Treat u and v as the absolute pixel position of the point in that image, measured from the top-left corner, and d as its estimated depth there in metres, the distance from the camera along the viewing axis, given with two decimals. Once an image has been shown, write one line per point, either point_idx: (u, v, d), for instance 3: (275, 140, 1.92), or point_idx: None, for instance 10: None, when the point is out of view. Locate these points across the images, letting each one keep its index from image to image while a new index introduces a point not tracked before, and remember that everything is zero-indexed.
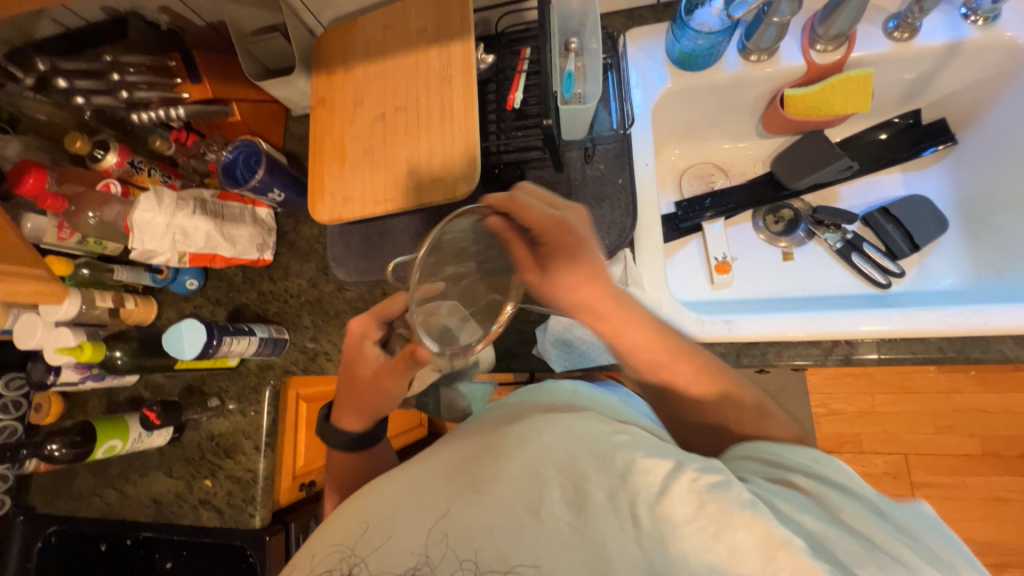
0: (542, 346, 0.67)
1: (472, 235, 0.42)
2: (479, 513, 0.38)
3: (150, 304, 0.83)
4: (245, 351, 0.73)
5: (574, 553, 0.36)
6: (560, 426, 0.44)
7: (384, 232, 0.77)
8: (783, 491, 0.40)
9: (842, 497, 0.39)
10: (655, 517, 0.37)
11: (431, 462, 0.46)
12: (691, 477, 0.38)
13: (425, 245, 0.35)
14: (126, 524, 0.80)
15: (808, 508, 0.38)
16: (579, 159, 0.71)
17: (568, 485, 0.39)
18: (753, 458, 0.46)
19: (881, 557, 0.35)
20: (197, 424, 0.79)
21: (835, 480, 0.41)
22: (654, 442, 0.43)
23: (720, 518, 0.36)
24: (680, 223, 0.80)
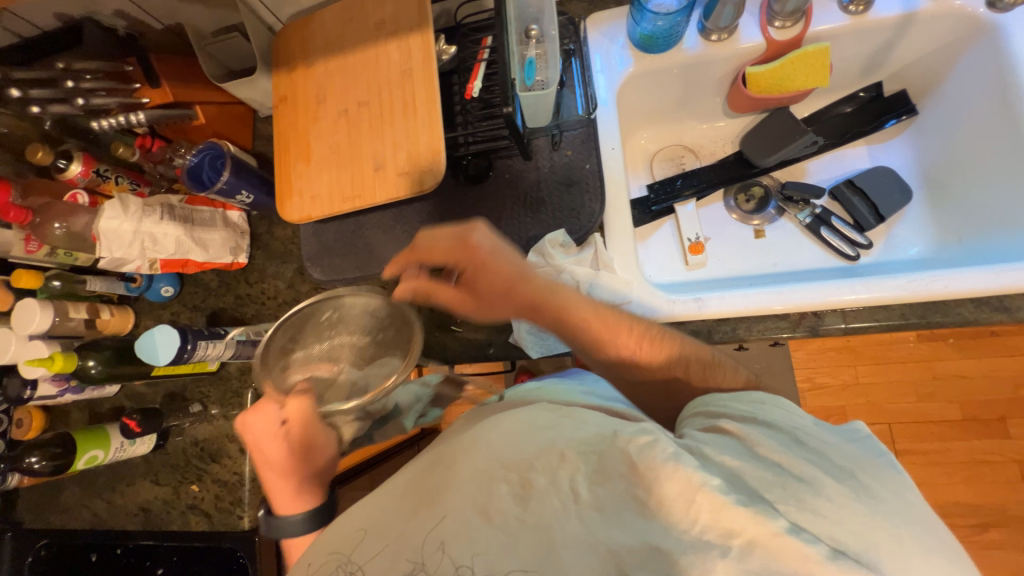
0: (517, 333, 0.67)
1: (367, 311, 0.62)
2: (436, 528, 0.39)
3: (126, 314, 0.83)
4: (223, 355, 0.73)
5: (524, 543, 0.38)
6: (505, 425, 0.46)
7: (357, 229, 0.77)
8: (711, 438, 0.45)
9: (764, 435, 0.45)
10: (593, 492, 0.40)
11: (388, 482, 0.47)
12: (622, 449, 0.41)
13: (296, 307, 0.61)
14: (115, 533, 0.80)
15: (729, 448, 0.44)
16: (546, 147, 0.72)
17: (514, 479, 0.41)
18: (699, 410, 0.52)
19: (788, 480, 0.40)
20: (181, 430, 0.79)
21: (759, 419, 0.47)
22: (594, 420, 0.46)
23: (647, 478, 0.39)
24: (652, 205, 0.80)
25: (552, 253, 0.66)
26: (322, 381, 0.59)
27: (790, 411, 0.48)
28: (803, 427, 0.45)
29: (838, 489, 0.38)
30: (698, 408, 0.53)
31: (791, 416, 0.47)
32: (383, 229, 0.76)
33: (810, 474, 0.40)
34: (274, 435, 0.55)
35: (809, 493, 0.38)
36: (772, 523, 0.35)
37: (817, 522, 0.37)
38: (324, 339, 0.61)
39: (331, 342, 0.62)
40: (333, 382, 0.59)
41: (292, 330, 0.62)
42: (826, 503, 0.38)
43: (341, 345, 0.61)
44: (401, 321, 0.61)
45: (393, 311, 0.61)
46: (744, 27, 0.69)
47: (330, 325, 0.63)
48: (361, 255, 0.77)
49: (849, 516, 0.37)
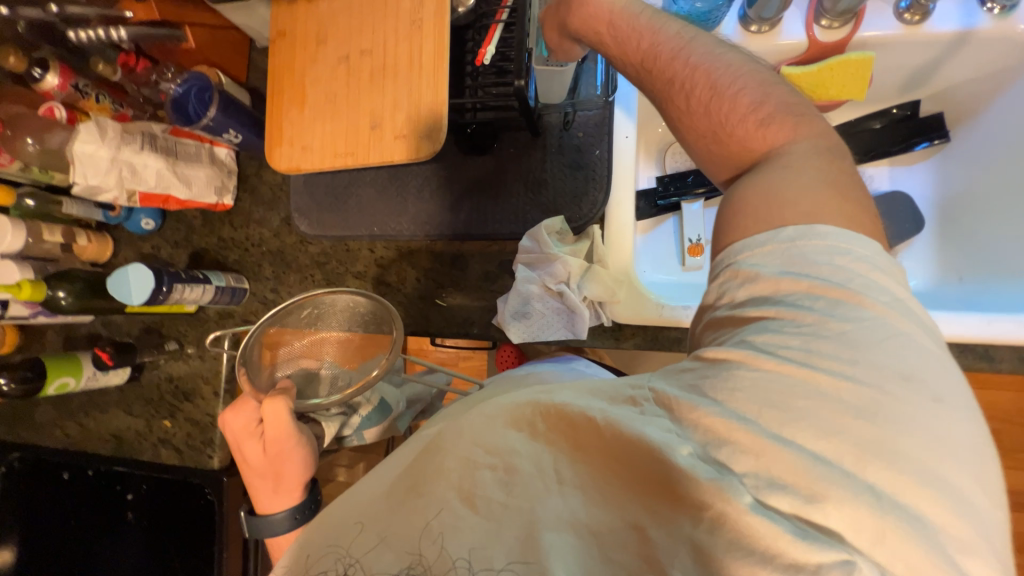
0: (501, 316, 0.67)
1: (353, 309, 0.63)
2: (419, 517, 0.37)
3: (105, 242, 0.81)
4: (200, 299, 0.72)
5: (508, 531, 0.35)
6: (486, 406, 0.42)
7: (349, 184, 0.75)
8: (682, 373, 0.38)
9: (767, 332, 0.36)
10: (576, 471, 0.37)
11: (375, 472, 0.45)
12: (591, 417, 0.37)
13: (276, 305, 0.59)
14: (86, 455, 0.82)
15: (694, 393, 0.36)
16: (558, 124, 0.69)
17: (498, 465, 0.37)
18: (708, 291, 0.43)
19: (763, 438, 0.32)
20: (155, 364, 0.80)
21: (775, 299, 0.37)
22: (573, 387, 0.42)
23: (625, 458, 0.35)
24: (658, 199, 0.78)
25: (547, 240, 0.65)
26: (304, 376, 0.61)
27: (830, 253, 0.37)
28: (822, 306, 0.36)
29: (824, 447, 0.32)
30: (709, 287, 0.43)
31: (809, 290, 0.36)
32: (377, 187, 0.74)
33: (791, 430, 0.32)
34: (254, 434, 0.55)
35: (791, 460, 0.31)
36: (738, 499, 0.31)
37: (806, 509, 0.30)
38: (309, 330, 0.63)
39: (321, 330, 0.63)
40: (314, 377, 0.61)
41: (283, 321, 0.62)
42: (806, 466, 0.31)
43: (332, 338, 0.63)
44: (383, 320, 0.61)
45: (378, 309, 0.61)
46: (789, 21, 0.64)
47: (311, 321, 0.63)
48: (350, 213, 0.74)
49: (834, 488, 0.30)
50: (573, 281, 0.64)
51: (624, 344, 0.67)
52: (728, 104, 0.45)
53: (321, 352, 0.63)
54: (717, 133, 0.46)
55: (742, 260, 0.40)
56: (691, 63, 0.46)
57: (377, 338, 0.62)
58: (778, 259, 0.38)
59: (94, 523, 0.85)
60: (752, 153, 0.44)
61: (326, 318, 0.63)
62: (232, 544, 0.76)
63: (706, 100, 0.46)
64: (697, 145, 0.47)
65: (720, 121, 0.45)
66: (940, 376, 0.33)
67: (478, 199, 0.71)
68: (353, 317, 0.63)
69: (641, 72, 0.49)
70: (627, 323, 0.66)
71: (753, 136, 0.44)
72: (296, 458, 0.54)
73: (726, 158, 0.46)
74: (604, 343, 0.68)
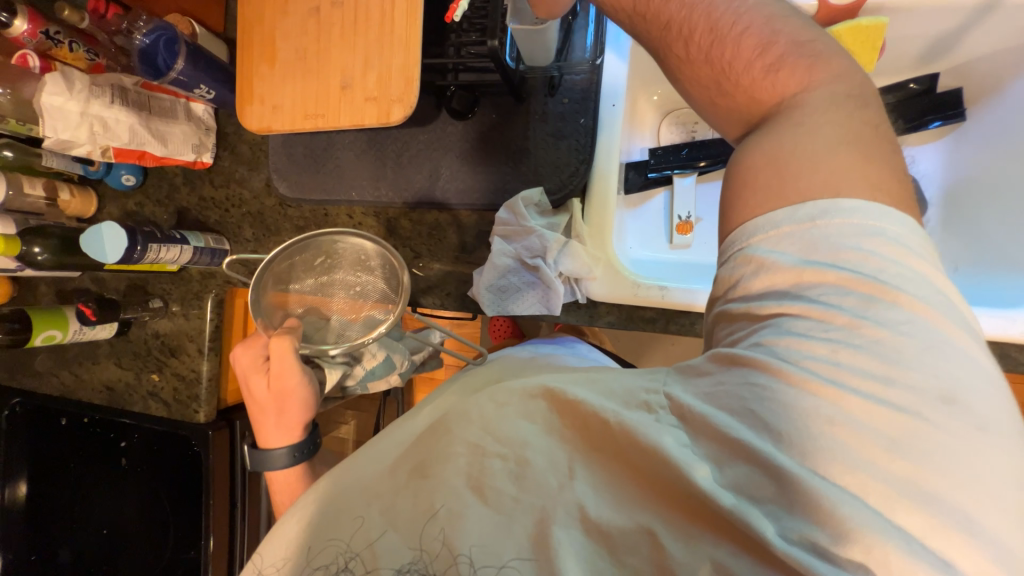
0: (476, 288, 0.66)
1: (369, 256, 0.59)
2: (425, 498, 0.35)
3: (89, 198, 0.81)
4: (178, 259, 0.72)
5: (518, 526, 0.32)
6: (498, 391, 0.41)
7: (328, 147, 0.73)
8: (694, 381, 0.34)
9: (778, 336, 0.31)
10: (590, 473, 0.33)
11: (378, 446, 0.43)
12: (604, 420, 0.34)
13: (284, 244, 0.55)
14: (81, 403, 0.85)
15: (714, 408, 0.32)
16: (542, 90, 0.66)
17: (509, 457, 0.35)
18: (721, 274, 0.38)
19: (790, 472, 0.28)
20: (142, 322, 0.82)
21: (786, 291, 0.33)
22: (586, 379, 0.39)
23: (642, 461, 0.32)
24: (649, 171, 0.75)
25: (523, 212, 0.63)
26: (313, 325, 0.61)
27: (862, 246, 0.32)
28: (852, 305, 0.31)
29: (852, 483, 0.27)
30: (720, 268, 0.38)
31: (836, 282, 0.31)
32: (356, 151, 0.72)
33: (827, 463, 0.28)
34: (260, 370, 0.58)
35: (819, 498, 0.27)
36: (760, 532, 0.28)
37: (832, 550, 0.27)
38: (321, 276, 0.61)
39: (330, 272, 0.60)
40: (323, 326, 0.60)
41: (294, 259, 0.58)
42: (840, 506, 0.27)
43: (342, 283, 0.61)
44: (390, 275, 0.58)
45: (389, 264, 0.58)
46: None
47: (324, 268, 0.60)
48: (329, 177, 0.73)
49: (866, 531, 0.26)
50: (551, 256, 0.62)
51: (597, 322, 0.67)
52: (730, 47, 0.38)
53: (328, 307, 0.61)
54: (722, 86, 0.39)
55: (752, 241, 0.35)
56: (702, 10, 0.39)
57: (389, 295, 0.59)
58: (795, 245, 0.33)
59: (84, 473, 0.87)
60: (761, 105, 0.38)
61: (346, 263, 0.60)
62: (217, 497, 0.79)
63: (706, 49, 0.39)
64: (697, 98, 0.41)
65: (726, 73, 0.39)
66: (996, 407, 0.28)
67: (458, 165, 0.69)
68: (361, 260, 0.59)
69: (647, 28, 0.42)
70: (602, 301, 0.65)
71: (760, 84, 0.38)
72: (299, 395, 0.56)
73: (732, 113, 0.40)
74: (578, 320, 0.67)
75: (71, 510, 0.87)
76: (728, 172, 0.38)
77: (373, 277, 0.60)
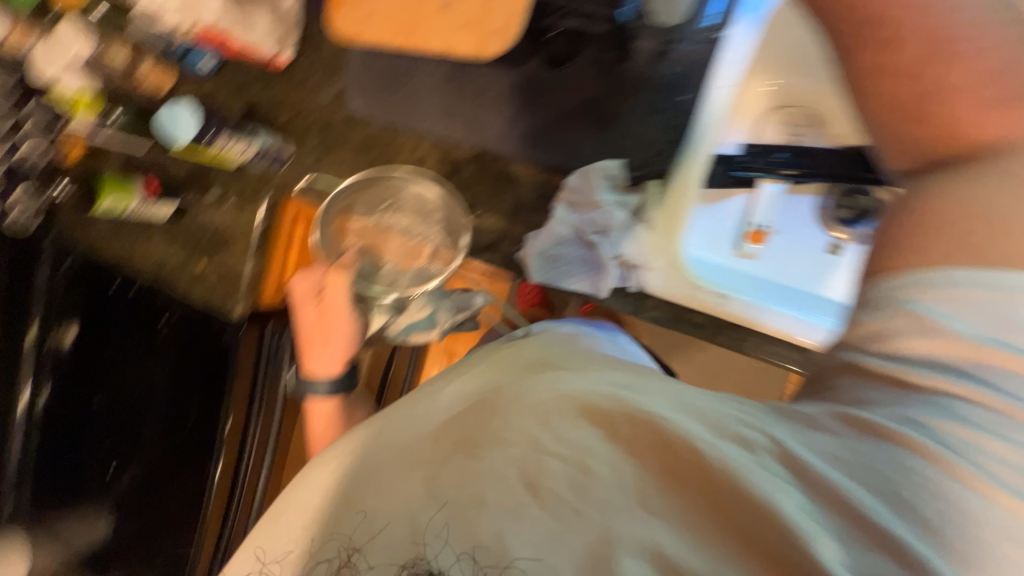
0: (528, 251, 0.64)
1: (434, 203, 0.68)
2: (470, 481, 0.33)
3: (166, 74, 0.80)
4: (244, 154, 0.75)
5: (576, 539, 0.30)
6: (559, 382, 0.39)
7: (410, 69, 0.70)
8: (817, 439, 0.31)
9: (940, 419, 0.29)
10: (666, 503, 0.31)
11: (421, 415, 0.42)
12: (697, 450, 0.31)
13: (357, 175, 0.65)
14: (132, 272, 0.90)
15: (840, 469, 0.29)
16: (650, 53, 0.61)
17: (570, 460, 0.32)
18: (856, 319, 0.34)
19: (933, 564, 0.26)
20: (198, 209, 0.84)
21: (942, 365, 0.30)
22: (669, 392, 0.37)
23: (727, 503, 0.30)
24: (735, 167, 0.68)
25: (596, 184, 0.60)
26: (367, 264, 0.68)
27: None
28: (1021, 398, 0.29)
29: None
30: (855, 309, 0.35)
31: (998, 367, 0.30)
32: (437, 79, 0.68)
33: (962, 557, 0.26)
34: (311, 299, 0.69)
35: None
36: None
37: None
38: (379, 215, 0.68)
39: (393, 211, 0.69)
40: (375, 269, 0.68)
41: (369, 193, 0.68)
42: None
43: (401, 224, 0.69)
44: (447, 230, 0.68)
45: (448, 217, 0.68)
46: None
47: (389, 206, 0.69)
48: (404, 101, 0.70)
49: None
50: (612, 235, 0.59)
51: (642, 314, 0.63)
52: (951, 69, 0.37)
53: (381, 250, 0.69)
54: (910, 106, 0.38)
55: (922, 294, 0.32)
56: (913, 17, 0.37)
57: (447, 245, 0.68)
58: (971, 315, 0.30)
59: (117, 339, 0.90)
60: (960, 138, 0.36)
61: (411, 208, 0.69)
62: (238, 389, 0.83)
63: (917, 60, 0.37)
64: (878, 115, 0.40)
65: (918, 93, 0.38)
66: None
67: (538, 118, 0.65)
68: (423, 206, 0.69)
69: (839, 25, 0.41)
70: (655, 294, 0.61)
71: (971, 119, 0.36)
72: (342, 329, 0.67)
73: (912, 134, 0.38)
74: (623, 307, 0.64)
75: (101, 370, 0.91)
76: (907, 212, 0.35)
77: (430, 228, 0.68)
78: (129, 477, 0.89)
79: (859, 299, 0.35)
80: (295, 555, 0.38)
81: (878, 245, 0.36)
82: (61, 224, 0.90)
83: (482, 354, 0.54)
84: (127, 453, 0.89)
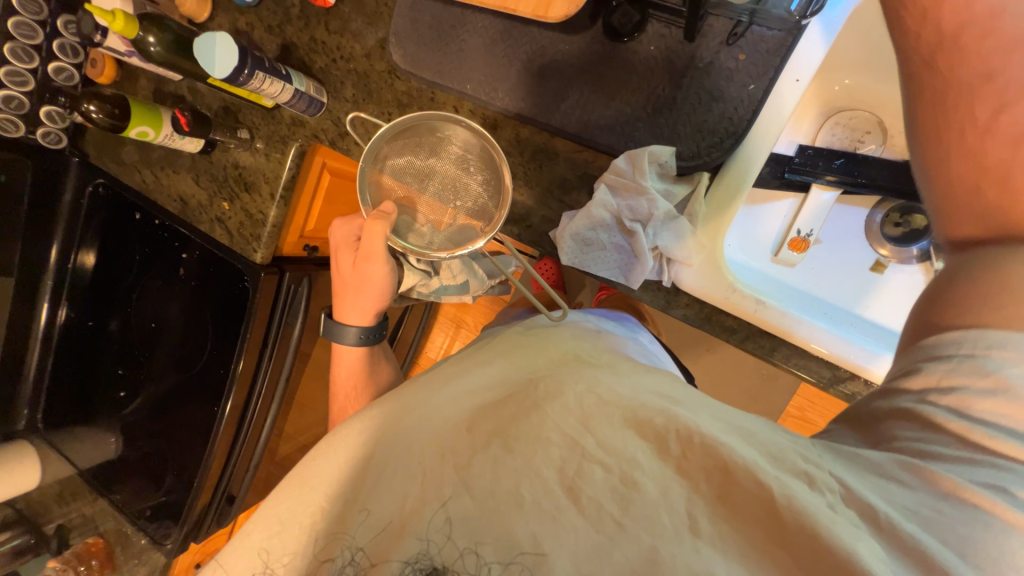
0: (560, 233, 0.61)
1: (478, 154, 0.58)
2: (506, 475, 0.34)
3: (205, 2, 0.77)
4: (278, 97, 0.69)
5: (619, 554, 0.31)
6: (600, 386, 0.39)
7: (459, 24, 0.65)
8: (893, 491, 0.32)
9: (1012, 482, 0.31)
10: (716, 526, 0.31)
11: (456, 397, 0.43)
12: (762, 484, 0.32)
13: (390, 124, 0.53)
14: (156, 205, 0.89)
15: (918, 524, 0.30)
16: (721, 34, 0.56)
17: (615, 470, 0.33)
18: (921, 369, 0.38)
19: None
20: (225, 148, 0.82)
21: (1006, 423, 0.33)
22: (721, 415, 0.38)
23: (789, 535, 0.30)
24: (787, 170, 0.65)
25: (644, 169, 0.56)
26: (406, 222, 0.60)
27: None
28: None
29: None
30: (920, 362, 0.39)
31: None
32: (486, 40, 0.64)
33: None
34: (350, 246, 0.62)
35: None
36: None
37: None
38: (424, 162, 0.60)
39: (434, 160, 0.60)
40: (416, 228, 0.60)
41: (404, 142, 0.58)
42: None
43: (442, 177, 0.60)
44: (495, 186, 0.58)
45: (495, 171, 0.58)
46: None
47: (428, 151, 0.59)
48: (448, 58, 0.66)
49: None
50: (652, 225, 0.57)
51: (671, 310, 0.62)
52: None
53: (416, 206, 0.60)
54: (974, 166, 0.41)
55: (991, 352, 0.35)
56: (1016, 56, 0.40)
57: (490, 210, 0.59)
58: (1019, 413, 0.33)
59: (138, 271, 0.91)
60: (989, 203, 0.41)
61: (457, 159, 0.59)
62: (254, 331, 0.82)
63: (1010, 141, 0.40)
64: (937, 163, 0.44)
65: (998, 174, 0.40)
66: None
67: (589, 94, 0.61)
68: (467, 154, 0.59)
69: (950, 82, 0.42)
70: (687, 292, 0.60)
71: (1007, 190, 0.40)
72: (376, 285, 0.61)
73: (965, 188, 0.42)
74: (651, 300, 0.63)
75: (119, 299, 0.92)
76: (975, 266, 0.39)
77: (479, 182, 0.59)
78: (139, 402, 0.90)
79: (919, 358, 0.39)
80: (314, 527, 0.38)
81: (952, 296, 0.39)
82: (88, 149, 0.93)
83: (502, 339, 0.53)
84: (138, 381, 0.90)
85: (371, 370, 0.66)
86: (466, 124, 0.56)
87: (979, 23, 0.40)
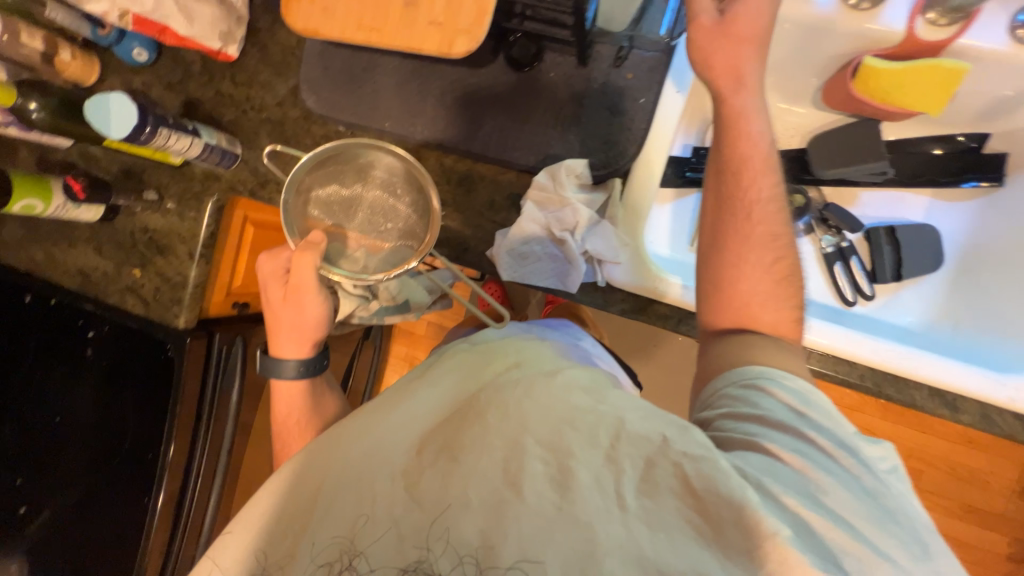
0: (496, 249, 0.63)
1: (403, 175, 0.59)
2: (456, 483, 0.36)
3: (90, 64, 0.73)
4: (187, 152, 0.67)
5: (559, 536, 0.34)
6: (538, 390, 0.41)
7: (369, 68, 0.68)
8: (747, 459, 0.38)
9: (797, 456, 0.38)
10: (641, 503, 0.35)
11: (399, 420, 0.43)
12: (676, 464, 0.36)
13: (307, 155, 0.54)
14: (52, 284, 0.80)
15: (769, 479, 0.37)
16: (608, 58, 0.64)
17: (552, 462, 0.36)
18: (721, 391, 0.46)
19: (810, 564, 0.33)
20: (131, 212, 0.77)
21: (783, 416, 0.41)
22: (629, 402, 0.41)
23: (703, 498, 0.34)
24: (686, 169, 0.74)
25: (564, 182, 0.62)
26: (338, 249, 0.60)
27: (837, 415, 0.41)
28: (834, 442, 0.40)
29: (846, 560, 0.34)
30: (722, 386, 0.46)
31: (817, 432, 0.40)
32: (396, 80, 0.67)
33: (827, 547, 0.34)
34: (279, 280, 0.62)
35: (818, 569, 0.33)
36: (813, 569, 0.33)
37: None
38: (346, 190, 0.60)
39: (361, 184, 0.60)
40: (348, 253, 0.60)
41: (329, 170, 0.58)
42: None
43: (370, 203, 0.60)
44: (422, 211, 0.59)
45: (420, 195, 0.59)
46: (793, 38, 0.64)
47: (350, 182, 0.60)
48: (364, 99, 0.68)
49: None
50: (579, 232, 0.61)
51: (610, 308, 0.66)
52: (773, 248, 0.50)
53: (346, 233, 0.60)
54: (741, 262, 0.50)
55: (762, 375, 0.44)
56: None
57: (420, 228, 0.59)
58: (783, 409, 0.41)
59: (35, 361, 0.80)
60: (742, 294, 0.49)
61: (382, 183, 0.60)
62: (183, 405, 0.75)
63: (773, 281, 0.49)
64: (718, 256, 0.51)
65: (759, 292, 0.49)
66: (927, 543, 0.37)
67: (501, 120, 0.65)
68: (392, 179, 0.59)
69: (745, 226, 0.50)
70: (621, 289, 0.64)
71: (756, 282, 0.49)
72: (309, 315, 0.60)
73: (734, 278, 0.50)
74: (591, 303, 0.66)
75: (11, 397, 0.80)
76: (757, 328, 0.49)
77: (406, 201, 0.60)
78: (49, 511, 0.78)
79: (723, 380, 0.46)
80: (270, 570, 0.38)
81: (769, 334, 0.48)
82: None
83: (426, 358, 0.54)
84: (44, 485, 0.79)
85: (315, 406, 0.63)
86: (387, 149, 0.57)
87: (775, 197, 0.51)
